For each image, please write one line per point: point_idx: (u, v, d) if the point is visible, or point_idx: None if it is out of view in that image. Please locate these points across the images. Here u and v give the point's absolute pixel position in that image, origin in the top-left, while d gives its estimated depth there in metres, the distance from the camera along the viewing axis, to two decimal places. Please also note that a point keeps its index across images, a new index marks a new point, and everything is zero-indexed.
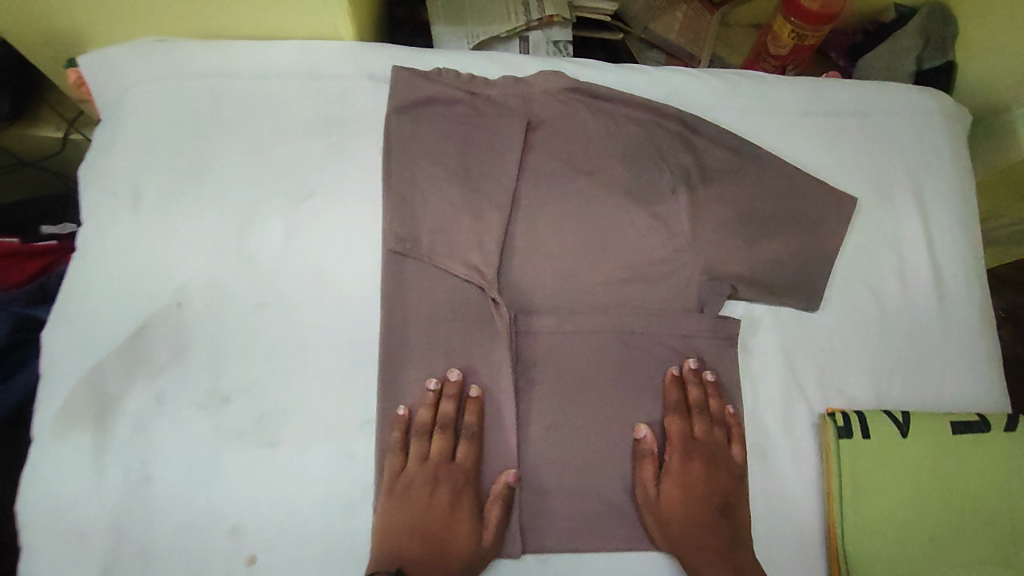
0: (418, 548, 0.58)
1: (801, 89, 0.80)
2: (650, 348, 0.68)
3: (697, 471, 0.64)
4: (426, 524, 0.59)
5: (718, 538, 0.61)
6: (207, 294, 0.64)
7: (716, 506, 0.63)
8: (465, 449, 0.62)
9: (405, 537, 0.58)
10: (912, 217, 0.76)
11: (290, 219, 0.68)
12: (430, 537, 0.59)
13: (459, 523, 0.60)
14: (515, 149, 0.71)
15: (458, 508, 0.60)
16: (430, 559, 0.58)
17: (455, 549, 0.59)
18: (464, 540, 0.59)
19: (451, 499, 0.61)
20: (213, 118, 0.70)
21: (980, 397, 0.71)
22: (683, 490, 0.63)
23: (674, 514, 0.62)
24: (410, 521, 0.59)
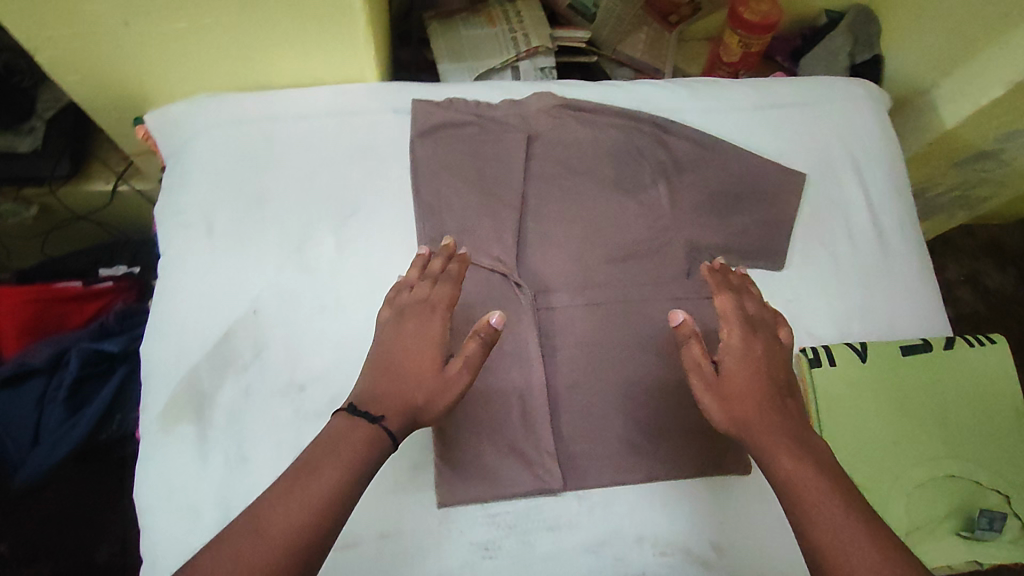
0: (382, 373, 0.62)
1: (750, 89, 0.95)
2: (650, 311, 0.81)
3: (756, 345, 0.66)
4: (399, 369, 0.62)
5: (788, 417, 0.62)
6: (276, 302, 0.77)
7: (779, 381, 0.64)
8: (447, 293, 0.67)
9: (379, 380, 0.62)
10: (850, 186, 0.92)
11: (339, 234, 0.81)
12: (401, 376, 0.62)
13: (428, 356, 0.63)
14: (520, 159, 0.85)
15: (433, 350, 0.63)
16: (395, 395, 0.61)
17: (417, 351, 0.63)
18: (431, 378, 0.62)
19: (427, 341, 0.63)
20: (267, 156, 0.83)
21: (925, 327, 0.85)
22: (749, 368, 0.64)
23: (738, 389, 0.63)
24: (387, 364, 0.63)
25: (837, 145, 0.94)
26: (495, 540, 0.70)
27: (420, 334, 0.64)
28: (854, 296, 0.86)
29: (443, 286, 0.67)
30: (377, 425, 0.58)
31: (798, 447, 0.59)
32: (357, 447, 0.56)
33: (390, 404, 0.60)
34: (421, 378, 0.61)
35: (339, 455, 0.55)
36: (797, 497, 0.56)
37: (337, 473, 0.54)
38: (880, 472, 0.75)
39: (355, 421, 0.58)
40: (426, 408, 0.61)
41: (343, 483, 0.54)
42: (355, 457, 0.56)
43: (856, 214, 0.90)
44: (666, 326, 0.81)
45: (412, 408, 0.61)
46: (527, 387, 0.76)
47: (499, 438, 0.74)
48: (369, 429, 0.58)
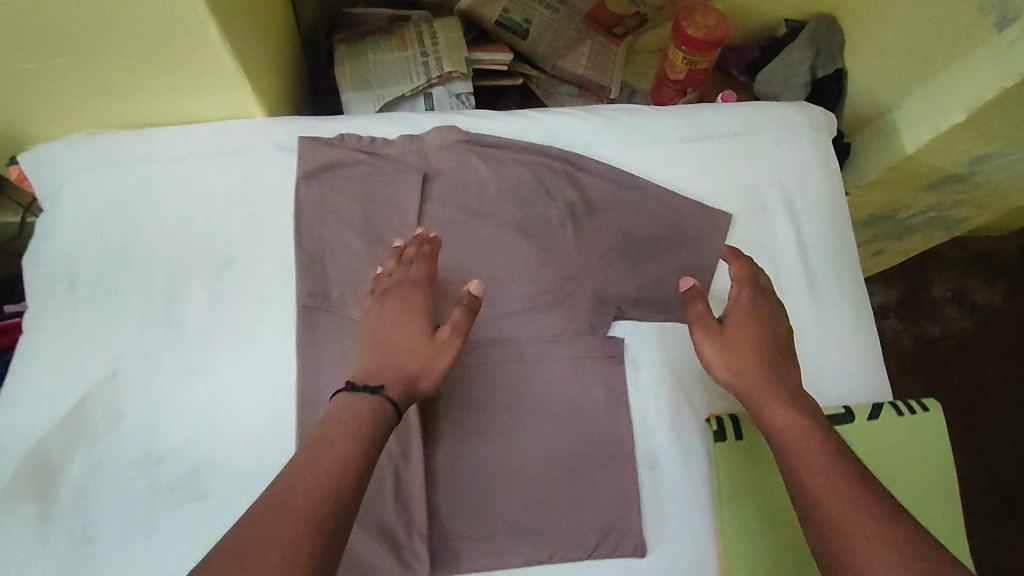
0: (379, 351, 0.67)
1: (677, 118, 0.87)
2: (545, 372, 0.75)
3: (763, 311, 0.71)
4: (387, 347, 0.67)
5: (782, 376, 0.67)
6: (138, 365, 0.72)
7: (779, 347, 0.70)
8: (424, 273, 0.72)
9: (380, 358, 0.66)
10: (783, 228, 0.83)
11: (211, 288, 0.75)
12: (391, 351, 0.67)
13: (419, 331, 0.68)
14: (413, 201, 0.78)
15: (416, 325, 0.69)
16: (392, 367, 0.66)
17: (415, 329, 0.68)
18: (416, 350, 0.67)
19: (410, 318, 0.69)
20: (139, 201, 0.77)
21: (852, 389, 0.79)
22: (749, 334, 0.69)
23: (735, 353, 0.69)
24: (377, 346, 0.67)
25: (770, 180, 0.85)
26: None
27: (408, 309, 0.70)
28: None
29: (426, 266, 0.72)
30: (378, 395, 0.62)
31: (792, 403, 0.64)
32: (370, 411, 0.60)
33: (387, 376, 0.65)
34: (415, 350, 0.67)
35: (347, 425, 0.58)
36: (797, 448, 0.60)
37: (347, 442, 0.57)
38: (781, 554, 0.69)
39: (360, 396, 0.62)
40: (422, 379, 0.66)
41: (358, 450, 0.56)
42: (364, 425, 0.59)
43: (787, 259, 0.82)
44: (561, 387, 0.75)
45: (408, 380, 0.66)
46: (403, 458, 0.70)
47: (369, 516, 0.68)
48: (374, 398, 0.62)
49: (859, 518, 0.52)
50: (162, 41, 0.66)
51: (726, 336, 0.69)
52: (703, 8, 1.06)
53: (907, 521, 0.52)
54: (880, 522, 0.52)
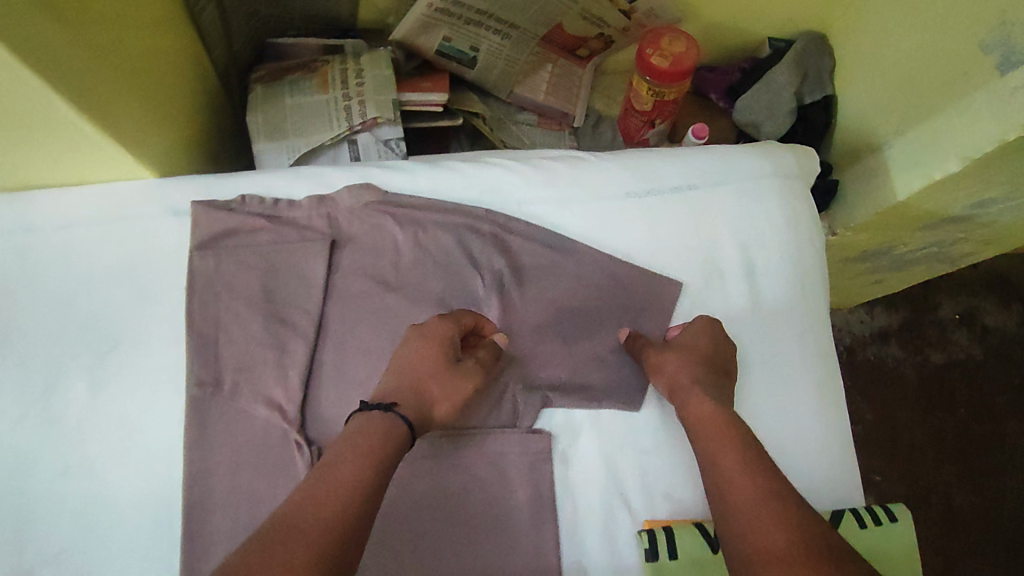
0: (405, 377, 0.59)
1: (623, 168, 0.77)
2: (463, 469, 0.67)
3: (711, 336, 0.68)
4: (409, 370, 0.60)
5: (716, 384, 0.64)
6: (9, 465, 0.65)
7: (722, 368, 0.66)
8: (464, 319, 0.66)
9: (393, 382, 0.59)
10: (741, 298, 0.74)
11: (95, 374, 0.68)
12: (411, 375, 0.59)
13: (446, 360, 0.61)
14: (320, 274, 0.70)
15: (441, 350, 0.61)
16: (412, 395, 0.58)
17: (439, 359, 0.61)
18: (437, 377, 0.60)
19: (437, 343, 0.62)
20: (17, 277, 0.69)
21: (816, 489, 0.69)
22: (697, 346, 0.67)
23: (674, 359, 0.66)
24: (398, 370, 0.60)
25: (728, 241, 0.75)
26: None
27: (438, 340, 0.62)
28: None
29: (465, 317, 0.66)
30: (390, 413, 0.56)
31: (716, 399, 0.62)
32: (392, 433, 0.54)
33: (399, 396, 0.58)
34: (437, 380, 0.60)
35: (361, 445, 0.52)
36: (705, 434, 0.58)
37: (358, 462, 0.50)
38: None
39: (372, 415, 0.55)
40: (439, 407, 0.59)
41: (373, 476, 0.50)
42: (383, 447, 0.52)
43: (743, 335, 0.73)
44: (479, 486, 0.67)
45: (424, 406, 0.58)
46: None
47: None
48: (388, 416, 0.55)
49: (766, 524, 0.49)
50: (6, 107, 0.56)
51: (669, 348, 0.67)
52: (670, 32, 0.95)
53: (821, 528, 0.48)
54: (782, 529, 0.48)
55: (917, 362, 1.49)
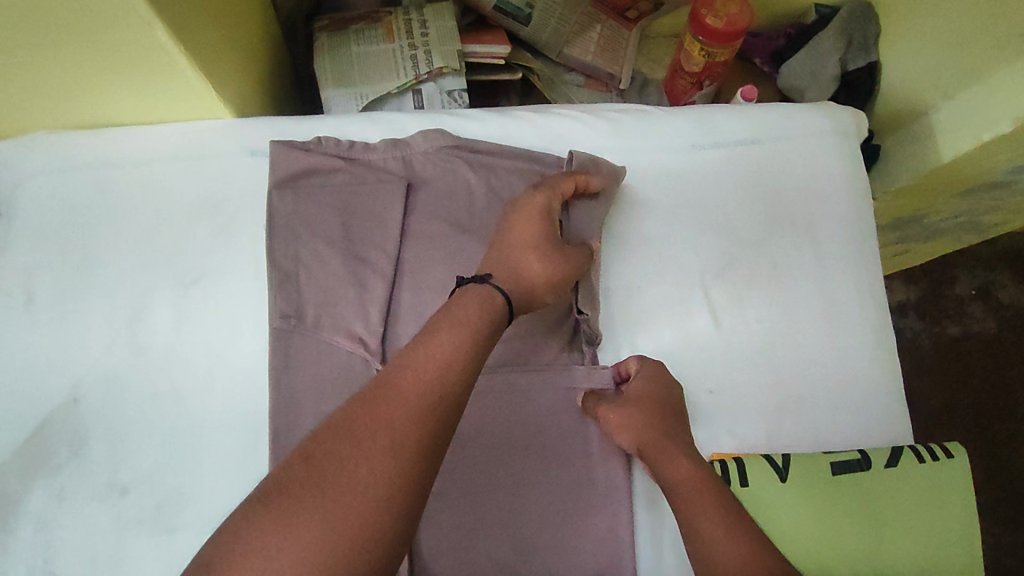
0: (500, 254, 0.64)
1: (687, 121, 0.79)
2: (537, 402, 0.70)
3: (653, 390, 0.67)
4: (509, 243, 0.64)
5: (679, 434, 0.65)
6: (102, 389, 0.67)
7: (674, 411, 0.66)
8: (564, 187, 0.69)
9: (494, 255, 0.64)
10: (801, 245, 0.76)
11: (179, 305, 0.70)
12: (513, 247, 0.64)
13: (539, 234, 0.65)
14: (397, 214, 0.72)
15: (541, 227, 0.66)
16: (508, 267, 0.62)
17: (531, 230, 0.65)
18: (531, 250, 0.64)
19: (540, 212, 0.67)
20: (102, 209, 0.71)
21: (872, 428, 0.72)
22: (646, 396, 0.66)
23: (630, 416, 0.66)
24: (501, 243, 0.65)
25: (788, 194, 0.78)
26: None
27: (532, 213, 0.66)
28: (788, 387, 0.72)
29: (564, 180, 0.69)
30: (485, 281, 0.60)
31: (687, 455, 0.63)
32: (487, 306, 0.57)
33: (500, 265, 0.62)
34: (531, 250, 0.64)
35: (458, 315, 0.55)
36: (691, 504, 0.59)
37: (456, 331, 0.53)
38: None
39: (472, 286, 0.59)
40: (537, 279, 0.63)
41: (468, 342, 0.52)
42: (478, 319, 0.55)
43: (800, 284, 0.75)
44: (553, 419, 0.70)
45: (524, 276, 0.62)
46: None
47: None
48: (483, 285, 0.59)
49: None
50: (104, 32, 0.58)
51: (619, 404, 0.67)
52: None
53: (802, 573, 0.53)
54: None
55: (935, 335, 1.53)
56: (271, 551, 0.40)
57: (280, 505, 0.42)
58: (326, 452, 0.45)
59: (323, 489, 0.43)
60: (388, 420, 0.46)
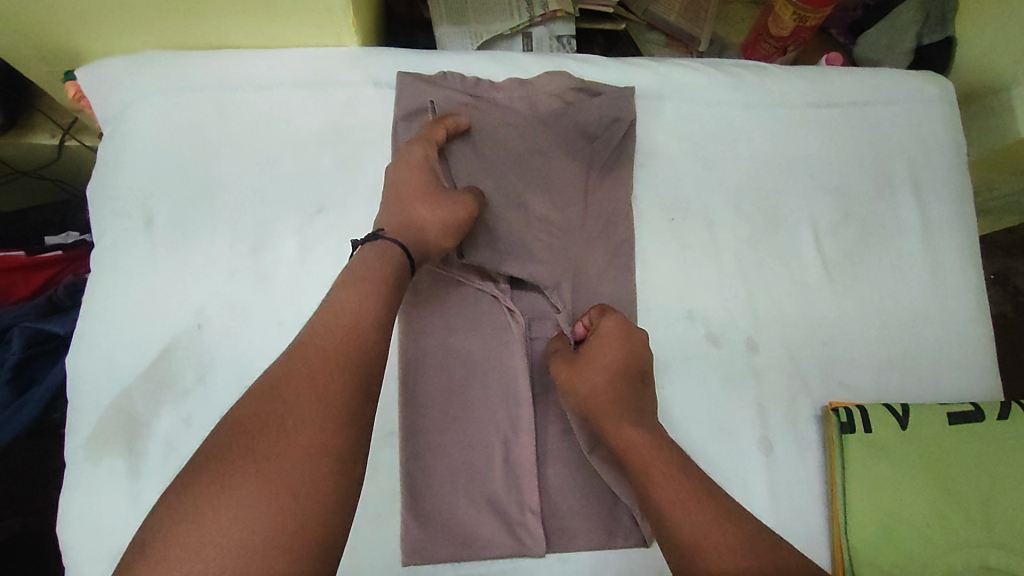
0: (391, 212, 0.64)
1: (802, 79, 0.80)
2: (660, 347, 0.70)
3: (611, 353, 0.64)
4: (397, 201, 0.64)
5: (633, 399, 0.62)
6: (225, 314, 0.65)
7: (635, 375, 0.64)
8: (439, 135, 0.67)
9: (380, 214, 0.65)
10: (910, 203, 0.77)
11: (302, 234, 0.68)
12: (394, 203, 0.64)
13: (421, 185, 0.64)
14: (526, 152, 0.71)
15: (420, 177, 0.65)
16: (400, 224, 0.63)
17: (411, 183, 0.64)
18: (418, 202, 0.64)
19: (418, 163, 0.65)
20: (222, 132, 0.70)
21: (975, 385, 0.74)
22: (607, 357, 0.63)
23: (588, 381, 0.63)
24: (389, 202, 0.65)
25: (898, 157, 0.79)
26: None
27: (408, 165, 0.65)
28: (898, 341, 0.74)
29: (438, 129, 0.67)
30: (376, 236, 0.61)
31: (636, 418, 0.61)
32: (369, 257, 0.59)
33: (389, 222, 0.63)
34: (414, 204, 0.64)
35: (357, 271, 0.57)
36: (641, 467, 0.58)
37: (360, 288, 0.56)
38: (906, 557, 0.64)
39: (362, 248, 0.60)
40: (428, 229, 0.63)
41: (374, 296, 0.56)
42: (384, 273, 0.58)
43: (909, 242, 0.77)
44: (677, 363, 0.70)
45: (412, 228, 0.63)
46: (512, 430, 0.66)
47: (477, 487, 0.64)
48: (374, 241, 0.61)
49: (708, 531, 0.53)
50: None
51: (576, 361, 0.64)
52: None
53: (749, 524, 0.55)
54: (723, 532, 0.53)
55: None
56: (218, 514, 0.42)
57: (216, 474, 0.44)
58: (254, 418, 0.47)
59: (255, 453, 0.45)
60: (307, 375, 0.49)
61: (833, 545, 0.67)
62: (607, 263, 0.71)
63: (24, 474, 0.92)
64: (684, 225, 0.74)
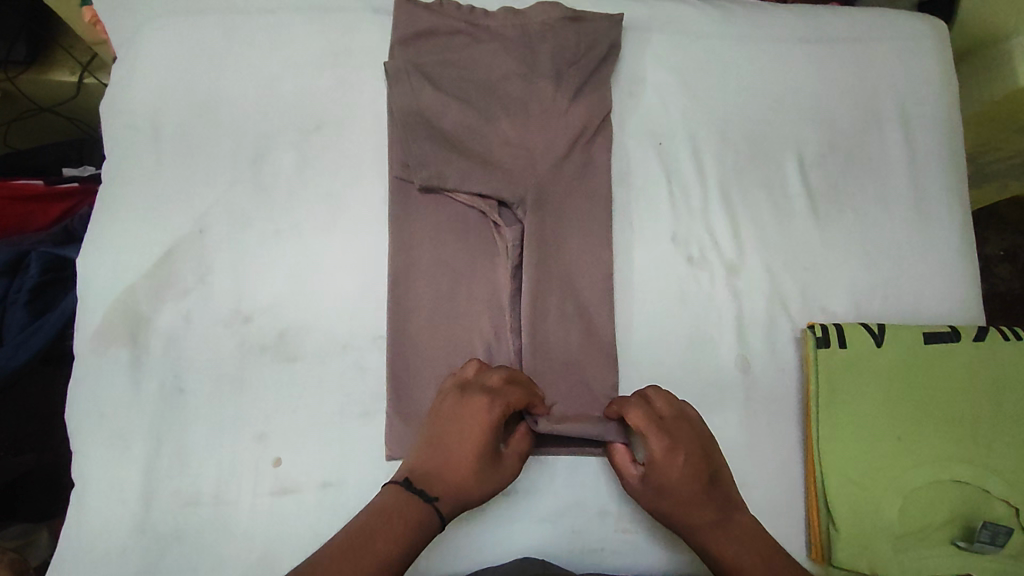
0: (444, 471, 0.58)
1: (792, 17, 0.81)
2: (641, 267, 0.72)
3: (675, 469, 0.59)
4: (455, 457, 0.58)
5: (717, 504, 0.60)
6: (225, 222, 0.69)
7: (707, 481, 0.59)
8: (517, 398, 0.60)
9: (430, 458, 0.59)
10: (897, 136, 0.78)
11: (300, 149, 0.71)
12: (445, 463, 0.58)
13: (484, 454, 0.58)
14: (517, 74, 0.73)
15: (485, 440, 0.58)
16: (450, 485, 0.58)
17: (469, 448, 0.58)
18: (475, 473, 0.58)
19: (485, 436, 0.58)
20: (227, 52, 0.73)
21: (954, 313, 0.75)
22: (676, 475, 0.59)
23: (667, 502, 0.60)
24: (445, 453, 0.59)
25: (886, 92, 0.80)
26: None
27: (473, 426, 0.58)
28: (879, 268, 0.75)
29: (517, 390, 0.61)
30: (430, 505, 0.57)
31: (736, 537, 0.59)
32: (416, 522, 0.56)
33: (443, 487, 0.58)
34: (472, 468, 0.58)
35: (396, 529, 0.55)
36: None
37: (415, 513, 0.56)
38: (874, 468, 0.66)
39: (411, 507, 0.56)
40: (474, 498, 0.59)
41: (417, 530, 0.55)
42: (417, 531, 0.55)
43: (895, 174, 0.78)
44: (659, 283, 0.72)
45: (460, 493, 0.58)
46: (495, 337, 0.69)
47: None
48: (424, 508, 0.56)
49: None
50: None
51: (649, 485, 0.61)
52: None
53: None
54: None
55: None
56: None
57: None
58: None
59: None
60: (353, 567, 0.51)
61: (808, 464, 0.69)
62: (592, 184, 0.72)
63: (30, 407, 0.95)
64: (669, 152, 0.76)
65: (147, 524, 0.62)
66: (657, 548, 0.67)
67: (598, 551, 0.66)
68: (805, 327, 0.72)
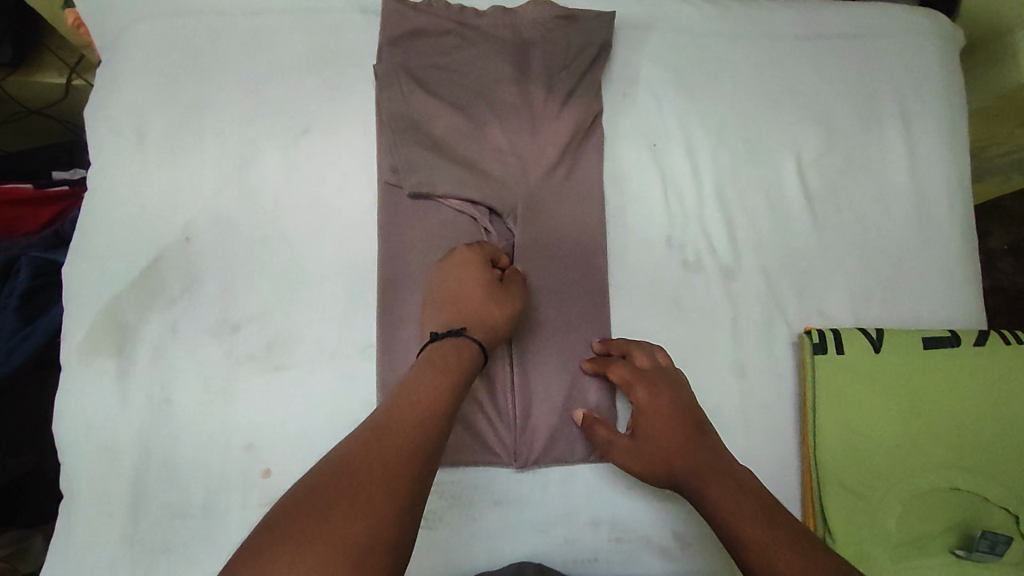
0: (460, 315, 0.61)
1: (790, 13, 0.79)
2: (635, 271, 0.71)
3: (659, 418, 0.60)
4: (464, 296, 0.61)
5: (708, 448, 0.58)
6: (211, 229, 0.68)
7: (694, 429, 0.59)
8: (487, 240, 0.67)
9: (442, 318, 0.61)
10: (897, 134, 0.77)
11: (288, 154, 0.70)
12: (467, 307, 0.61)
13: (486, 277, 0.62)
14: (507, 74, 0.71)
15: (483, 273, 0.63)
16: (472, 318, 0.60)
17: (474, 285, 0.62)
18: (485, 291, 0.62)
19: (479, 266, 0.63)
20: (211, 55, 0.72)
21: (955, 317, 0.73)
22: (662, 428, 0.60)
23: (656, 451, 0.59)
24: (453, 298, 0.62)
25: (885, 89, 0.78)
26: (436, 513, 0.64)
27: (465, 264, 0.63)
28: (877, 271, 0.74)
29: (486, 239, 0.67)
30: (461, 336, 0.58)
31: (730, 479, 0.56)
32: (453, 352, 0.56)
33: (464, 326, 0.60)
34: (482, 294, 0.61)
35: (437, 365, 0.54)
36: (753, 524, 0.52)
37: (438, 374, 0.53)
38: (871, 475, 0.65)
39: (445, 342, 0.57)
40: (497, 315, 0.61)
41: (450, 368, 0.54)
42: (454, 366, 0.55)
43: (894, 173, 0.76)
44: (653, 288, 0.71)
45: (481, 316, 0.60)
46: None
47: None
48: (454, 340, 0.57)
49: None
50: None
51: (635, 441, 0.61)
52: None
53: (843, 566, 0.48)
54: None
55: None
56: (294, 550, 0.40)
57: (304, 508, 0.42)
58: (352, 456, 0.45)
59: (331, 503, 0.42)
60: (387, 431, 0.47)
61: (804, 471, 0.68)
62: (585, 187, 0.71)
63: (19, 408, 0.89)
64: (663, 153, 0.74)
65: (136, 537, 0.61)
66: (651, 556, 0.66)
67: (592, 561, 0.65)
68: (801, 334, 0.71)
